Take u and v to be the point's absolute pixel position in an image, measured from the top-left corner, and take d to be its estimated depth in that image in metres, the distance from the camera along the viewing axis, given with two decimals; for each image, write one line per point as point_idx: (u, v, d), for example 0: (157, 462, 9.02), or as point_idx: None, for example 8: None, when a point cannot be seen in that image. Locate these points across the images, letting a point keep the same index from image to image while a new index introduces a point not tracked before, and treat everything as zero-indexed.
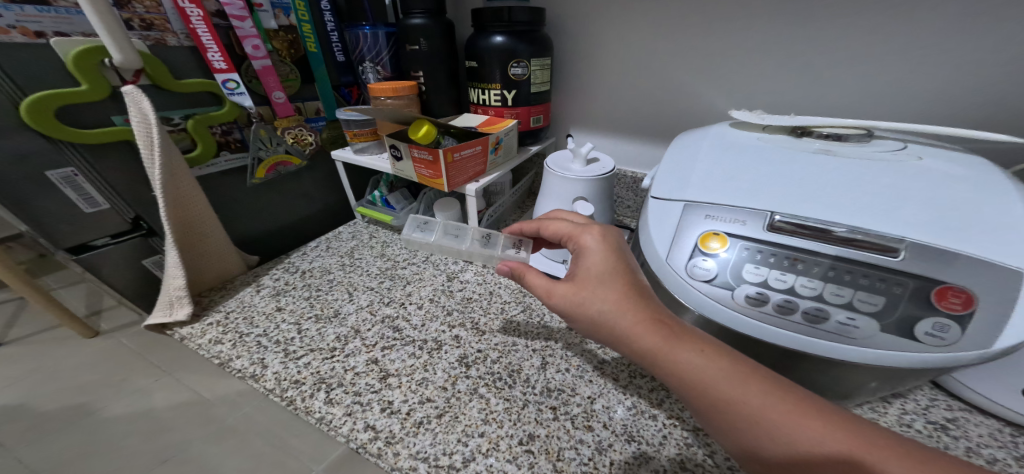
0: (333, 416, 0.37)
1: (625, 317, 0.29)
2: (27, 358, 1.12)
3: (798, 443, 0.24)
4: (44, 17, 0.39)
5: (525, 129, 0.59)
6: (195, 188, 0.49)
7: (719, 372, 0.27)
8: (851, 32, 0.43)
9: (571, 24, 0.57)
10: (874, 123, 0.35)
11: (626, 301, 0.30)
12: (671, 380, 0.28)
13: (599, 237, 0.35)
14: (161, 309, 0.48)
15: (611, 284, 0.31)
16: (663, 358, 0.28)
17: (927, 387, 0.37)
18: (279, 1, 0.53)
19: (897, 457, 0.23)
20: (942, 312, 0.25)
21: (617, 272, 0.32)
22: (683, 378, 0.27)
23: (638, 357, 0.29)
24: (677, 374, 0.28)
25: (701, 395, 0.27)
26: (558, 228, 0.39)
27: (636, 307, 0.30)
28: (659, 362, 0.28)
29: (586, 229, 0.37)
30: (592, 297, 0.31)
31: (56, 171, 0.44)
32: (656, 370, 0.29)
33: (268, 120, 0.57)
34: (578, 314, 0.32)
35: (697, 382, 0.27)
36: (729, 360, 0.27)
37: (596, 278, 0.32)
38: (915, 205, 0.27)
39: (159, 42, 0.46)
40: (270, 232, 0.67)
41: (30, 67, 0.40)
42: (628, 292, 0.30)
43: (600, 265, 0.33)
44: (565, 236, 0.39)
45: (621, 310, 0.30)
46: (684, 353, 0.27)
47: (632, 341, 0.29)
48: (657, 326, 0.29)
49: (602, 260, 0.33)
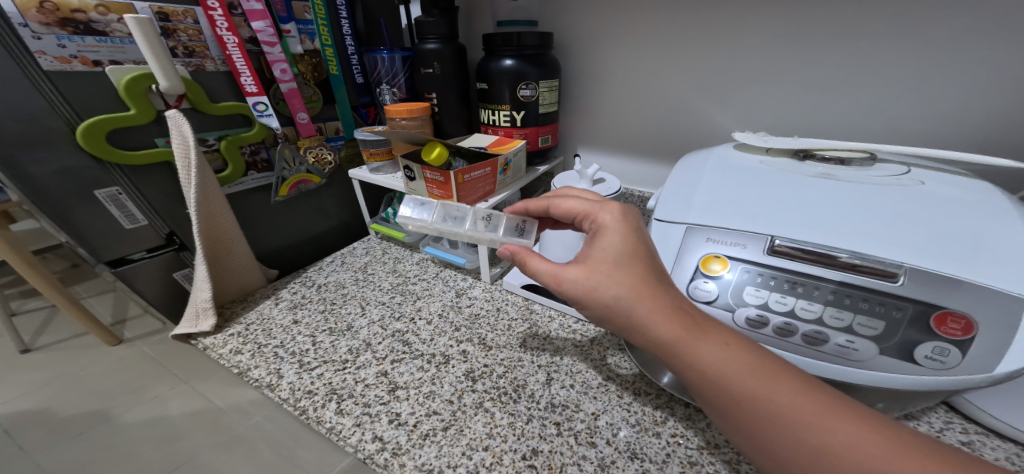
0: (342, 427, 0.38)
1: (644, 305, 0.28)
2: (54, 363, 1.17)
3: (830, 446, 0.23)
4: (102, 47, 0.44)
5: (534, 148, 0.61)
6: (224, 206, 0.52)
7: (744, 368, 0.26)
8: (852, 54, 0.44)
9: (578, 48, 0.60)
10: (876, 147, 0.36)
11: (645, 287, 0.29)
12: (690, 374, 0.27)
13: (618, 216, 0.34)
14: (187, 320, 0.51)
15: (628, 268, 0.29)
16: (684, 351, 0.27)
17: (941, 409, 0.36)
18: (305, 27, 0.57)
19: (935, 462, 0.22)
20: (942, 338, 0.25)
21: (635, 256, 0.30)
22: (703, 372, 0.27)
23: (657, 349, 0.28)
24: (697, 368, 0.27)
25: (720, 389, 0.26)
26: (573, 206, 0.38)
27: (656, 295, 0.28)
28: (680, 354, 0.27)
29: (603, 206, 0.35)
30: (608, 282, 0.29)
31: (103, 190, 0.48)
32: (674, 363, 0.28)
33: (292, 140, 0.61)
34: (590, 299, 0.30)
35: (719, 378, 0.26)
36: (758, 357, 0.26)
37: (613, 260, 0.30)
38: (917, 230, 0.28)
39: (199, 68, 0.50)
40: (289, 246, 0.70)
41: (87, 93, 0.44)
42: (648, 279, 0.29)
43: (618, 246, 0.31)
44: (580, 213, 0.37)
45: (640, 297, 0.28)
46: (707, 346, 0.27)
47: (648, 331, 0.28)
48: (678, 316, 0.28)
49: (620, 241, 0.31)
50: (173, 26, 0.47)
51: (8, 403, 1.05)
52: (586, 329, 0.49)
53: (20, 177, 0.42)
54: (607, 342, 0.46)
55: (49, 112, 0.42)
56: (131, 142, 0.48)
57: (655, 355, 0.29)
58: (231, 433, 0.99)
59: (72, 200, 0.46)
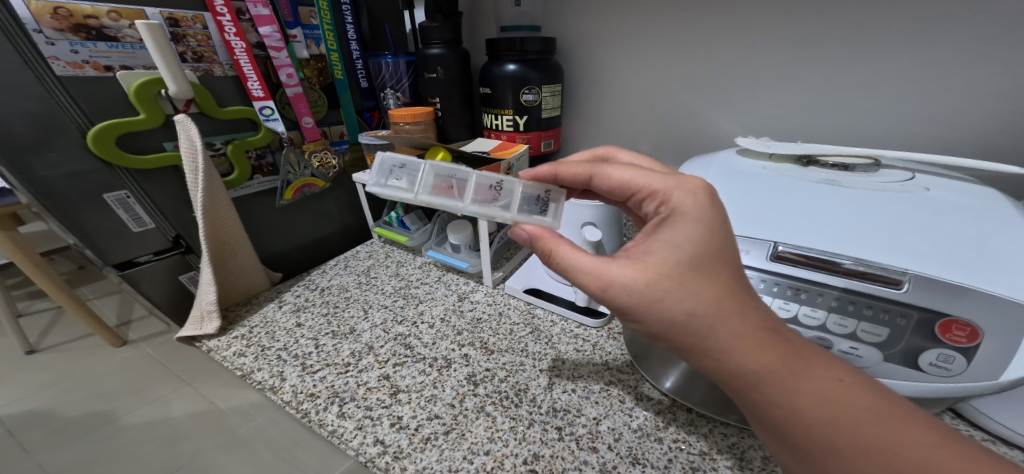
0: (345, 430, 0.38)
1: (728, 326, 0.26)
2: (59, 364, 1.18)
3: None
4: (113, 52, 0.45)
5: (536, 153, 0.61)
6: (229, 209, 0.53)
7: (848, 406, 0.25)
8: (856, 60, 0.44)
9: (581, 53, 0.60)
10: (879, 153, 0.36)
11: (728, 305, 0.26)
12: (782, 409, 0.26)
13: (696, 199, 0.28)
14: (192, 323, 0.51)
15: (706, 277, 0.26)
16: (773, 382, 0.26)
17: (947, 416, 0.36)
18: (312, 32, 0.58)
19: None
20: (946, 345, 0.25)
21: (715, 262, 0.27)
22: (792, 404, 0.26)
23: (740, 378, 0.27)
24: (786, 399, 0.26)
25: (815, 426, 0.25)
26: (632, 180, 0.32)
27: (742, 315, 0.26)
28: (769, 386, 0.26)
29: (677, 184, 0.29)
30: (683, 294, 0.26)
31: (112, 193, 0.49)
32: (760, 394, 0.27)
33: (297, 143, 0.62)
34: (654, 310, 0.27)
35: (810, 411, 0.25)
36: (864, 394, 0.25)
37: (687, 265, 0.26)
38: (921, 237, 0.28)
39: (207, 72, 0.51)
40: (293, 249, 0.71)
41: (98, 98, 0.45)
42: (730, 294, 0.26)
43: (691, 247, 0.27)
44: (643, 189, 0.31)
45: (723, 316, 0.26)
46: (803, 378, 0.25)
47: (733, 357, 0.26)
48: (768, 342, 0.26)
49: (698, 237, 0.27)
50: (183, 31, 0.48)
51: (13, 404, 1.06)
52: (587, 334, 0.48)
53: (32, 180, 0.43)
54: (609, 347, 0.46)
55: (61, 116, 0.43)
56: (141, 146, 0.49)
57: (735, 384, 0.28)
58: (232, 435, 0.99)
59: (82, 202, 0.47)
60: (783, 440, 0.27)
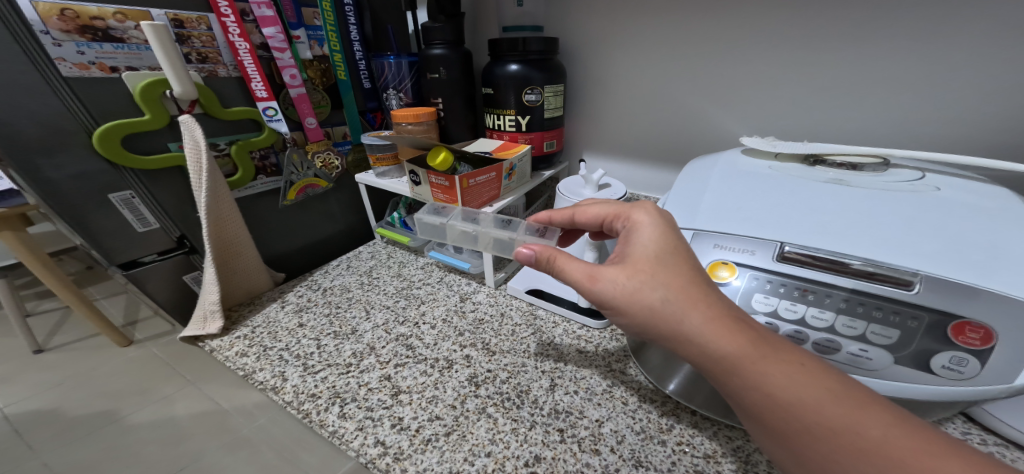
0: (346, 430, 0.38)
1: (697, 310, 0.26)
2: (65, 364, 1.19)
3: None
4: (119, 53, 0.45)
5: (538, 153, 0.61)
6: (233, 209, 0.53)
7: (822, 392, 0.23)
8: (864, 58, 0.43)
9: (583, 53, 0.60)
10: (888, 152, 0.35)
11: (696, 292, 0.27)
12: (755, 396, 0.25)
13: (650, 211, 0.32)
14: (195, 323, 0.51)
15: (670, 268, 0.28)
16: (747, 367, 0.25)
17: (959, 420, 0.35)
18: (315, 33, 0.58)
19: None
20: (960, 347, 0.25)
21: (678, 255, 0.29)
22: (767, 392, 0.24)
23: (714, 366, 0.26)
24: (761, 387, 0.25)
25: (789, 413, 0.24)
26: (600, 210, 0.37)
27: (709, 301, 0.27)
28: (742, 372, 0.25)
29: (636, 206, 0.34)
30: (654, 282, 0.28)
31: (117, 194, 0.49)
32: (734, 383, 0.26)
33: (300, 144, 0.62)
34: (631, 301, 0.28)
35: (787, 400, 0.24)
36: (833, 380, 0.24)
37: (654, 259, 0.28)
38: (931, 237, 0.27)
39: (211, 73, 0.51)
40: (296, 250, 0.71)
41: (104, 99, 0.45)
42: (695, 283, 0.27)
43: (655, 243, 0.29)
44: (608, 216, 0.36)
45: (692, 301, 0.27)
46: (775, 362, 0.25)
47: (706, 342, 0.26)
48: (736, 327, 0.26)
49: (659, 238, 0.30)
50: (188, 32, 0.48)
51: (20, 403, 1.07)
52: (590, 335, 0.48)
53: (39, 180, 0.43)
54: (612, 349, 0.46)
55: (67, 117, 0.43)
56: (146, 147, 0.49)
57: (710, 374, 0.27)
58: (235, 436, 1.00)
59: (87, 203, 0.47)
60: (764, 437, 0.25)
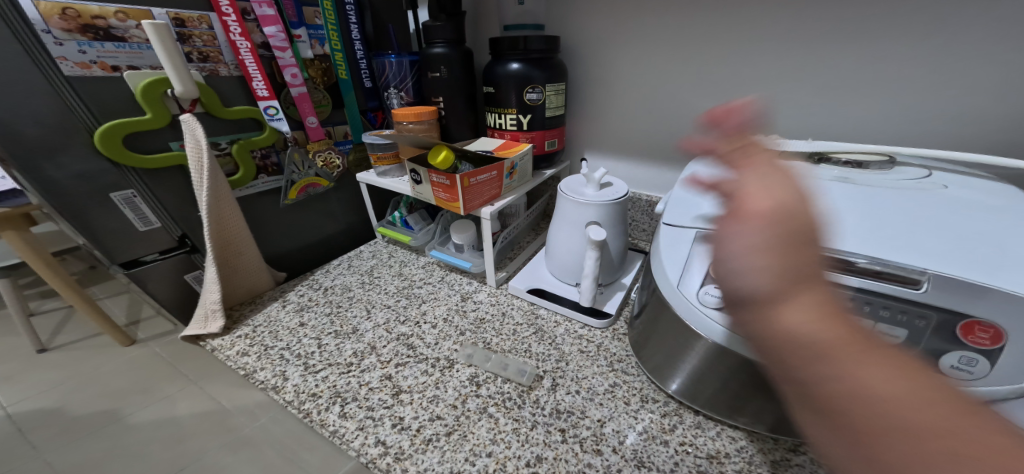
0: (346, 430, 0.38)
1: (756, 242, 0.19)
2: (68, 363, 1.19)
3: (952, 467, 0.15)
4: (121, 52, 0.45)
5: (540, 152, 0.61)
6: (234, 208, 0.53)
7: (858, 350, 0.18)
8: (869, 56, 0.43)
9: (585, 51, 0.60)
10: (893, 150, 0.35)
11: (776, 226, 0.19)
12: (765, 338, 0.20)
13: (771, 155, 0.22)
14: (196, 322, 0.51)
15: (759, 207, 0.20)
16: (781, 312, 0.19)
17: None
18: (316, 33, 0.58)
19: None
20: (969, 347, 0.24)
21: (781, 194, 0.20)
22: (798, 344, 0.18)
23: (749, 307, 0.20)
24: (786, 336, 0.19)
25: (811, 365, 0.18)
26: None
27: (779, 234, 0.19)
28: (773, 316, 0.19)
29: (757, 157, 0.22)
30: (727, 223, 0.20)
31: (118, 193, 0.49)
32: (759, 328, 0.20)
33: (301, 143, 0.62)
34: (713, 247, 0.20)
35: (819, 355, 0.18)
36: (872, 348, 0.18)
37: (748, 199, 0.20)
38: (939, 236, 0.27)
39: (213, 73, 0.51)
40: (298, 249, 0.71)
41: (105, 98, 0.45)
42: (780, 220, 0.19)
43: (765, 184, 0.20)
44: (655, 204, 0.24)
45: (765, 232, 0.19)
46: (816, 309, 0.19)
47: (742, 277, 0.20)
48: (792, 265, 0.19)
49: (764, 180, 0.21)
50: (189, 31, 0.48)
51: (23, 402, 1.07)
52: (592, 335, 0.48)
53: (40, 179, 0.43)
54: (614, 348, 0.46)
55: (69, 116, 0.43)
56: (147, 146, 0.49)
57: (735, 317, 0.21)
58: (237, 435, 1.00)
59: (89, 202, 0.47)
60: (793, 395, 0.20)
